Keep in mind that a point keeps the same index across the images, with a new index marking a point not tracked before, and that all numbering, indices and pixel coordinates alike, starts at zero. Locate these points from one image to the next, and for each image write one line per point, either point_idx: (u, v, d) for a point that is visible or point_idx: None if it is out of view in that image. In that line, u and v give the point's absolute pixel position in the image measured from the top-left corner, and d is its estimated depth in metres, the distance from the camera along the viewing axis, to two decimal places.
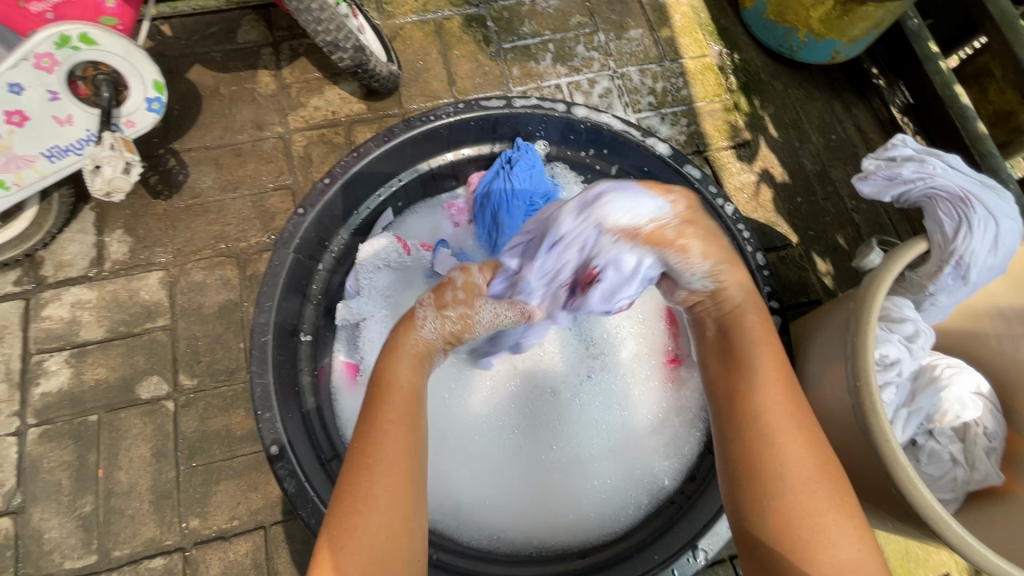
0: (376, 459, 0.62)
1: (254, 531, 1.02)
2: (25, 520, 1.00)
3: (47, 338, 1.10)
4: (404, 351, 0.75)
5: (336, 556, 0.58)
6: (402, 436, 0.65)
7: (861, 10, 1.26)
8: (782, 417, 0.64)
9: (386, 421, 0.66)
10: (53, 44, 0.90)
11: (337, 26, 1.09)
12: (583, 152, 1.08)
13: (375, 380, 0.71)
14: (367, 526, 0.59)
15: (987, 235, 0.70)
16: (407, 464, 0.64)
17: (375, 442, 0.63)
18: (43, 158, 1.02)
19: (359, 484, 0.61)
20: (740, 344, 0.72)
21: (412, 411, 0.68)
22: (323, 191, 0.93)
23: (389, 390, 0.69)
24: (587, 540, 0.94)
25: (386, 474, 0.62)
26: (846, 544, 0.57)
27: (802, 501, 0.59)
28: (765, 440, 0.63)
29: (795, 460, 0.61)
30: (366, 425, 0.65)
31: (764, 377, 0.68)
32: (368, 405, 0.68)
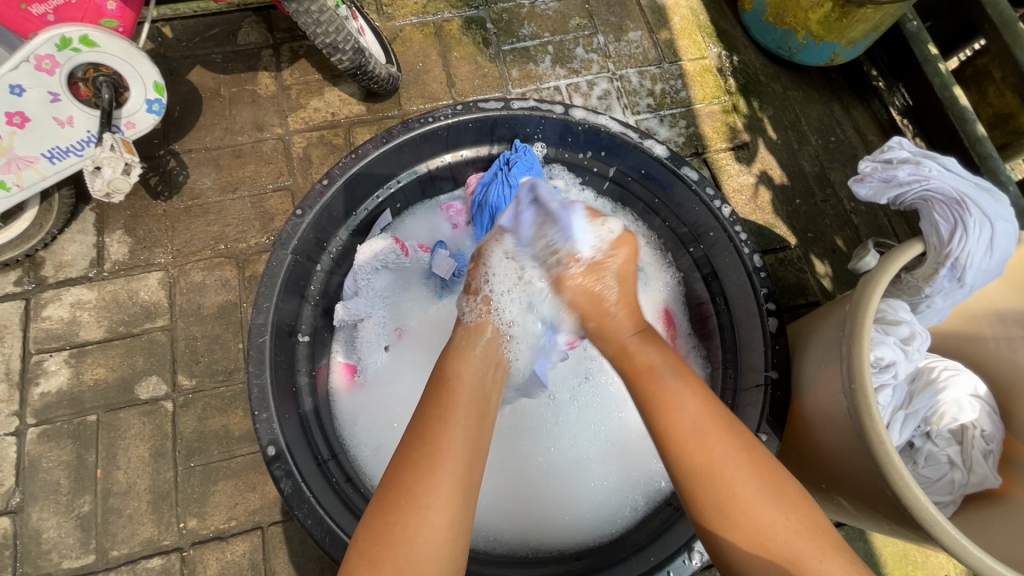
0: (433, 461, 0.65)
1: (252, 531, 1.02)
2: (24, 519, 1.00)
3: (47, 338, 1.10)
4: (469, 355, 0.79)
5: (380, 549, 0.60)
6: (459, 442, 0.67)
7: (859, 12, 1.26)
8: (710, 433, 0.67)
9: (445, 425, 0.68)
10: (54, 46, 0.90)
11: (337, 28, 1.10)
12: (581, 154, 1.08)
13: (441, 382, 0.75)
14: (415, 525, 0.61)
15: (982, 238, 0.70)
16: (459, 467, 0.66)
17: (434, 445, 0.66)
18: (43, 159, 1.03)
19: (408, 482, 0.63)
20: (647, 367, 0.75)
21: (470, 416, 0.71)
22: (321, 192, 0.93)
23: (453, 394, 0.72)
24: (583, 541, 0.94)
25: (438, 477, 0.64)
26: (794, 541, 0.61)
27: (744, 518, 0.62)
28: (699, 454, 0.66)
29: (736, 469, 0.65)
30: (425, 428, 0.68)
31: (681, 397, 0.71)
32: (429, 409, 0.71)
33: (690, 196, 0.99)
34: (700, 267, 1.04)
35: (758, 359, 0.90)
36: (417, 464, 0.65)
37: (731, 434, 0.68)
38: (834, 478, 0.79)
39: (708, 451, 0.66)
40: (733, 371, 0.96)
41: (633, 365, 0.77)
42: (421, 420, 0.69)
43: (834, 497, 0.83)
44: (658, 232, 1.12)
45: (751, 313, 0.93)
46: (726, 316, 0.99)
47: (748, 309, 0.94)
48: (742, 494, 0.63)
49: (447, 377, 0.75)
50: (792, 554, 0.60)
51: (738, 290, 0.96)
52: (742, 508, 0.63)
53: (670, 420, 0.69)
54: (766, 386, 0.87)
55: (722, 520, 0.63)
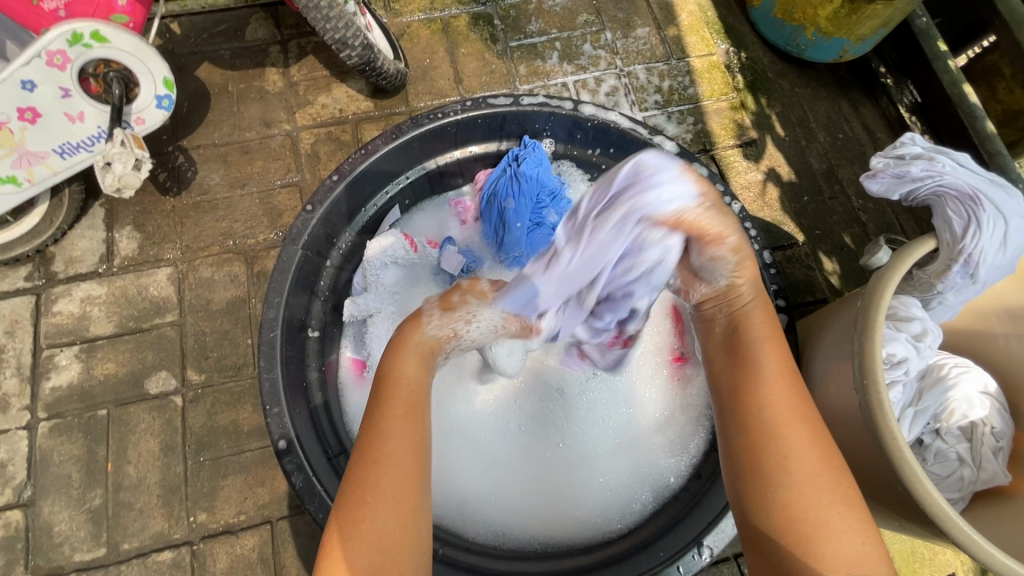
0: (378, 458, 0.64)
1: (261, 526, 1.03)
2: (36, 512, 1.01)
3: (58, 333, 1.11)
4: (410, 346, 0.75)
5: (341, 552, 0.60)
6: (403, 434, 0.66)
7: (869, 9, 1.26)
8: (787, 404, 0.67)
9: (384, 420, 0.67)
10: (66, 42, 0.91)
11: (346, 24, 1.10)
12: (590, 150, 1.08)
13: (381, 376, 0.72)
14: (375, 519, 0.61)
15: (996, 234, 0.70)
16: (408, 462, 0.64)
17: (381, 439, 0.65)
18: (54, 155, 1.03)
19: (358, 481, 0.63)
20: (751, 335, 0.74)
21: (415, 405, 0.70)
22: (331, 187, 0.94)
23: (393, 387, 0.70)
24: (592, 536, 0.94)
25: (386, 472, 0.63)
26: (841, 517, 0.60)
27: (800, 487, 0.62)
28: (769, 428, 0.66)
29: (803, 456, 0.64)
30: (369, 426, 0.66)
31: (772, 363, 0.71)
32: (374, 403, 0.69)
33: None
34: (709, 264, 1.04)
35: None
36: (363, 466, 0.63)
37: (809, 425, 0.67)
38: None
39: (776, 430, 0.66)
40: None
41: (741, 347, 0.75)
42: (370, 414, 0.68)
43: None
44: None
45: None
46: None
47: None
48: (801, 479, 0.63)
49: (387, 369, 0.73)
50: (834, 530, 0.59)
51: None
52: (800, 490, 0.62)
53: (755, 402, 0.68)
54: None
55: (770, 499, 0.63)
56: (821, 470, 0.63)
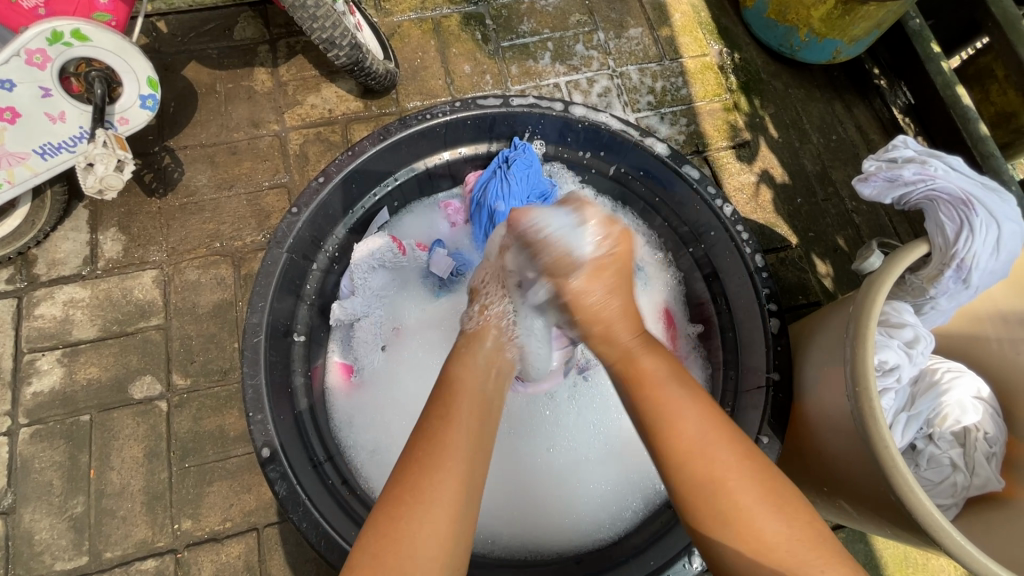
0: (439, 459, 0.61)
1: (247, 533, 1.01)
2: (16, 520, 0.99)
3: (39, 337, 1.09)
4: (472, 358, 0.75)
5: (386, 551, 0.55)
6: (466, 442, 0.63)
7: (862, 9, 1.24)
8: (711, 431, 0.63)
9: (449, 427, 0.64)
10: (46, 40, 0.89)
11: (333, 24, 1.08)
12: (581, 152, 1.07)
13: (446, 385, 0.70)
14: (422, 524, 0.57)
15: (988, 239, 0.69)
16: (465, 466, 0.61)
17: (438, 444, 0.62)
18: (34, 155, 1.01)
19: (414, 484, 0.59)
20: (643, 360, 0.70)
21: (474, 415, 0.67)
22: (317, 190, 0.92)
23: (456, 397, 0.68)
24: (582, 544, 0.93)
25: (445, 474, 0.60)
26: (791, 542, 0.56)
27: (746, 525, 0.57)
28: (696, 462, 0.61)
29: (735, 469, 0.60)
30: (433, 428, 0.64)
31: (682, 398, 0.66)
32: (439, 407, 0.67)
33: (690, 195, 0.98)
34: (701, 267, 1.03)
35: (760, 360, 0.89)
36: (416, 464, 0.60)
37: (733, 446, 0.63)
38: (836, 481, 0.78)
39: (702, 461, 0.61)
40: (733, 372, 0.95)
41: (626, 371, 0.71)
42: (432, 417, 0.65)
43: (837, 501, 0.82)
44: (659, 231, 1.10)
45: (753, 315, 0.91)
46: (727, 317, 0.97)
47: (749, 310, 0.92)
48: (738, 505, 0.58)
49: (449, 377, 0.72)
50: (790, 558, 0.55)
51: (739, 291, 0.94)
52: (739, 514, 0.58)
53: (671, 423, 0.64)
54: (768, 388, 0.86)
55: (719, 526, 0.58)
56: (760, 489, 0.59)
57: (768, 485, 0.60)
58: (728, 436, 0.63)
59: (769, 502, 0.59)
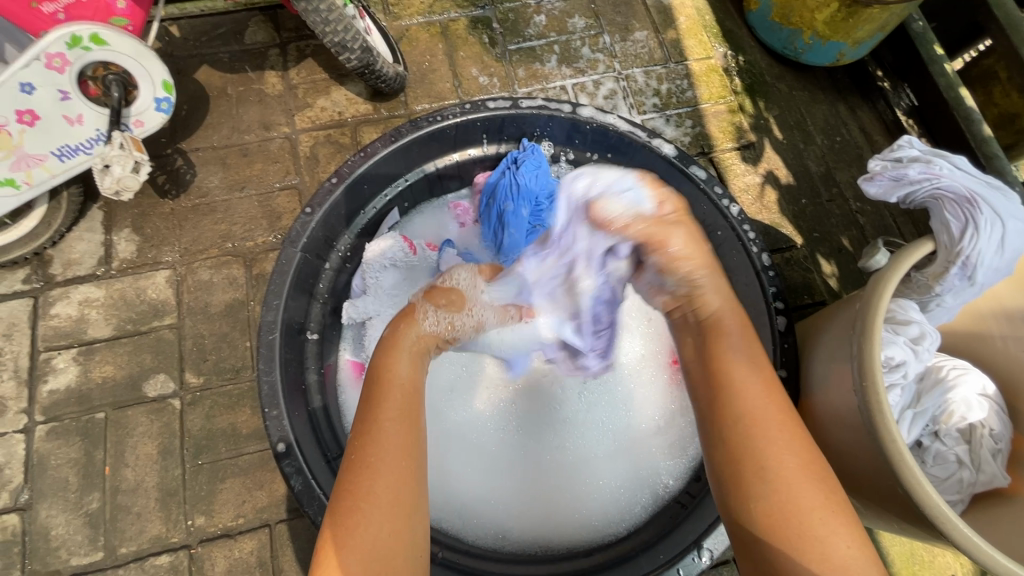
0: (374, 463, 0.61)
1: (259, 529, 1.02)
2: (33, 516, 1.00)
3: (55, 336, 1.11)
4: (405, 350, 0.76)
5: (337, 550, 0.57)
6: (400, 442, 0.64)
7: (866, 12, 1.26)
8: (768, 410, 0.62)
9: (383, 423, 0.65)
10: (65, 44, 0.91)
11: (345, 28, 1.10)
12: (589, 153, 1.09)
13: (375, 382, 0.71)
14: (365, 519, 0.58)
15: (993, 236, 0.70)
16: (400, 467, 0.62)
17: (374, 441, 0.63)
18: (52, 157, 1.03)
19: (357, 484, 0.60)
20: (729, 339, 0.69)
21: (410, 410, 0.68)
22: (331, 190, 0.93)
23: (387, 390, 0.69)
24: (592, 540, 0.94)
25: (382, 477, 0.61)
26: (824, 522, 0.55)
27: (781, 497, 0.56)
28: (748, 425, 0.61)
29: (787, 449, 0.59)
30: (364, 431, 0.64)
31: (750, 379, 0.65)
32: (366, 409, 0.67)
33: (697, 195, 0.99)
34: None
35: (767, 357, 0.90)
36: (351, 471, 0.61)
37: (789, 423, 0.62)
38: (844, 476, 0.79)
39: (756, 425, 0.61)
40: None
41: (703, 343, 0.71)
42: (362, 420, 0.66)
43: (844, 496, 0.83)
44: None
45: (759, 313, 0.93)
46: None
47: (756, 308, 0.94)
48: (787, 474, 0.58)
49: (377, 373, 0.72)
50: (820, 539, 0.54)
51: (746, 290, 0.96)
52: (787, 489, 0.57)
53: (734, 399, 0.63)
54: None
55: (756, 497, 0.58)
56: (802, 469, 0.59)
57: (813, 468, 0.59)
58: (788, 417, 0.63)
59: (813, 479, 0.58)
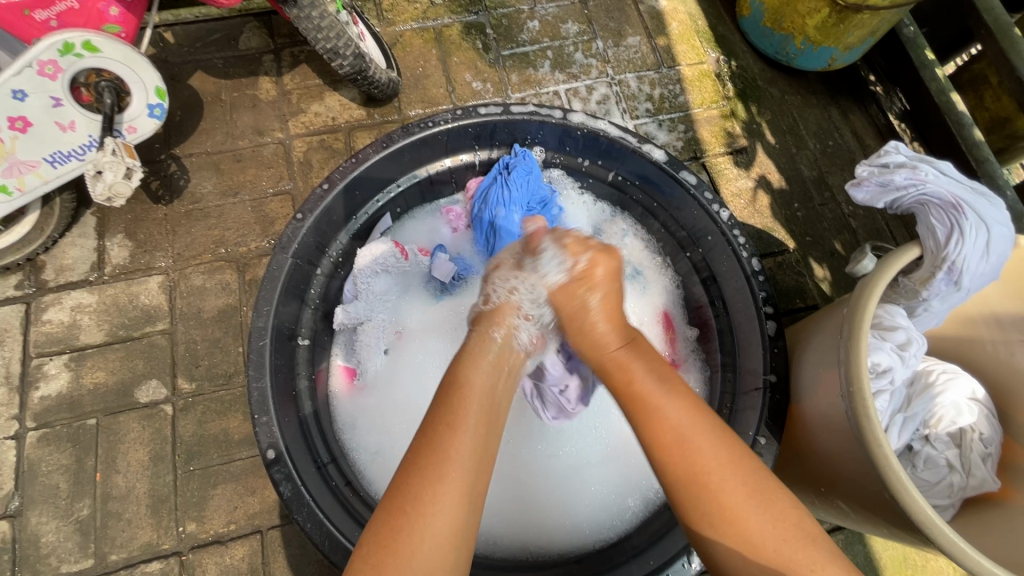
0: (441, 468, 0.60)
1: (251, 536, 1.02)
2: (23, 523, 1.00)
3: (47, 341, 1.10)
4: (479, 359, 0.72)
5: (387, 560, 0.56)
6: (467, 450, 0.62)
7: (856, 18, 1.28)
8: (697, 431, 0.65)
9: (454, 434, 0.63)
10: (57, 51, 0.91)
11: (337, 34, 1.10)
12: (580, 158, 1.09)
13: (451, 388, 0.68)
14: (419, 533, 0.57)
15: (978, 242, 0.69)
16: (462, 475, 0.61)
17: (439, 452, 0.61)
18: (45, 164, 1.03)
19: (414, 492, 0.59)
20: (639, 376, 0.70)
21: (483, 417, 0.66)
22: (322, 196, 0.94)
23: (463, 400, 0.67)
24: (584, 545, 0.94)
25: (447, 483, 0.60)
26: (775, 536, 0.59)
27: (731, 525, 0.60)
28: (687, 463, 0.63)
29: (721, 471, 0.62)
30: (436, 436, 0.63)
31: (664, 405, 0.67)
32: (437, 420, 0.65)
33: (688, 200, 0.99)
34: (699, 271, 1.03)
35: (757, 362, 0.89)
36: (414, 476, 0.60)
37: (719, 442, 0.65)
38: (833, 480, 0.79)
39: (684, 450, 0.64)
40: (733, 374, 0.95)
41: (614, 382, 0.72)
42: (434, 429, 0.64)
43: (833, 501, 0.83)
44: (657, 236, 1.11)
45: (750, 317, 0.92)
46: (724, 321, 0.98)
47: (746, 313, 0.93)
48: (727, 496, 0.61)
49: (455, 381, 0.69)
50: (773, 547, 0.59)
51: (737, 294, 0.95)
52: (732, 513, 0.61)
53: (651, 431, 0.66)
54: (765, 389, 0.87)
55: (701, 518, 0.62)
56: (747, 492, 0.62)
57: (751, 485, 0.62)
58: (711, 430, 0.66)
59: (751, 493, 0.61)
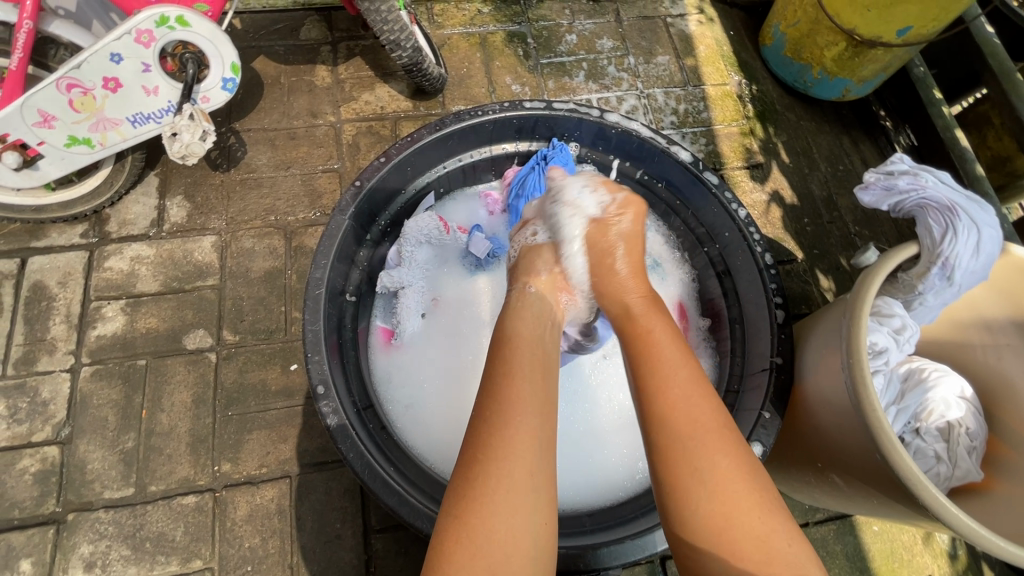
0: (504, 423, 0.64)
1: (280, 479, 1.09)
2: (72, 450, 1.07)
3: (107, 287, 1.19)
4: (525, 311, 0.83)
5: (468, 504, 0.58)
6: (528, 400, 0.66)
7: (871, 52, 1.39)
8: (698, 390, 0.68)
9: (511, 384, 0.68)
10: (154, 23, 1.02)
11: (401, 28, 1.21)
12: (611, 155, 1.18)
13: (504, 343, 0.76)
14: (495, 478, 0.59)
15: (970, 241, 0.77)
16: (531, 430, 0.64)
17: (506, 401, 0.66)
18: (126, 123, 1.13)
19: (487, 440, 0.62)
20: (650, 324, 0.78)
21: (534, 371, 0.72)
22: (379, 167, 1.02)
23: (513, 354, 0.73)
24: (595, 503, 1.01)
25: (514, 435, 0.63)
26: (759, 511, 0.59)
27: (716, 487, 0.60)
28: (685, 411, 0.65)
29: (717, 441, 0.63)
30: (499, 387, 0.68)
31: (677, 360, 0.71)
32: (499, 368, 0.71)
33: (709, 198, 1.08)
34: (714, 265, 1.12)
35: (764, 346, 0.97)
36: (480, 447, 0.62)
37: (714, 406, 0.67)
38: (831, 456, 0.86)
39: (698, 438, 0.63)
40: (740, 360, 1.03)
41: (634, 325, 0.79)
42: (493, 381, 0.69)
43: (829, 476, 0.90)
44: (677, 232, 1.21)
45: (760, 307, 1.00)
46: (736, 311, 1.07)
47: (757, 303, 1.01)
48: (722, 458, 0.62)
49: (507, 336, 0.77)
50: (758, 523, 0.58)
51: (748, 286, 1.04)
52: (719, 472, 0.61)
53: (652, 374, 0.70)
54: (772, 370, 0.94)
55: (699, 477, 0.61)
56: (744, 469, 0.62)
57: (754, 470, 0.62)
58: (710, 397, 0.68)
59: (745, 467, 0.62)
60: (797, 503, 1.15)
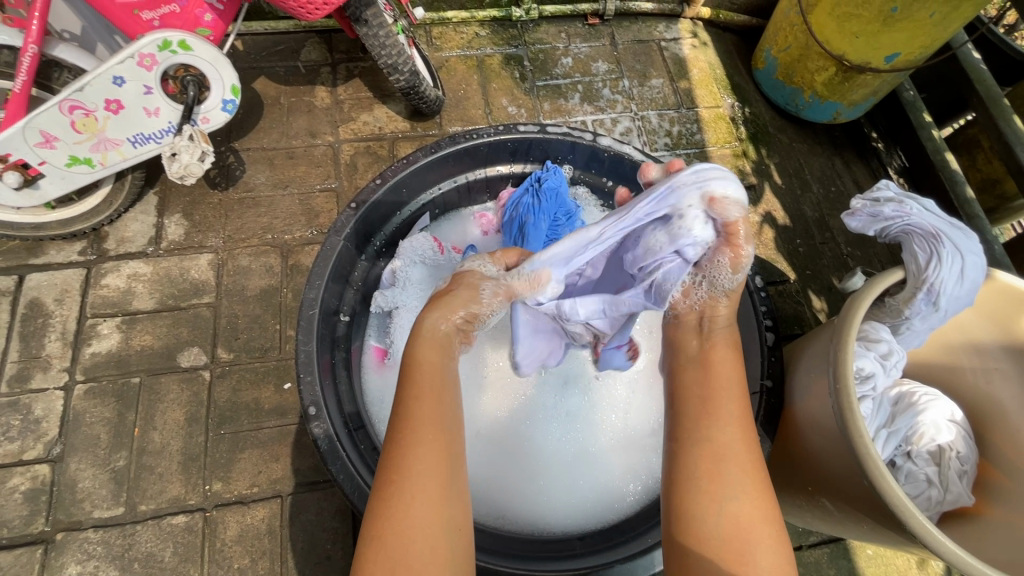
0: (413, 436, 0.65)
1: (272, 499, 1.08)
2: (63, 468, 1.07)
3: (103, 304, 1.20)
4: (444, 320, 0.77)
5: (388, 521, 0.60)
6: (431, 415, 0.67)
7: (860, 78, 1.42)
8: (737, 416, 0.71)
9: (421, 400, 0.68)
10: (157, 47, 1.04)
11: (398, 51, 1.24)
12: (604, 177, 1.20)
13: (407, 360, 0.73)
14: (409, 496, 0.61)
15: (954, 268, 0.78)
16: (439, 440, 0.66)
17: (414, 418, 0.66)
18: (127, 143, 1.15)
19: (399, 459, 0.63)
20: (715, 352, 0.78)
21: (441, 384, 0.70)
22: (374, 190, 1.04)
23: (419, 368, 0.71)
24: (588, 525, 1.01)
25: (425, 447, 0.64)
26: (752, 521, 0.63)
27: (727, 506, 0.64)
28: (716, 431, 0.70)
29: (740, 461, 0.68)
30: (407, 403, 0.68)
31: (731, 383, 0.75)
32: (404, 380, 0.71)
33: None
34: None
35: (755, 369, 0.98)
36: (392, 465, 0.63)
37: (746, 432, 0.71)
38: (821, 479, 0.86)
39: (718, 461, 0.68)
40: None
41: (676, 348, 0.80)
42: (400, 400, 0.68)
43: (820, 500, 0.89)
44: None
45: (750, 329, 1.01)
46: None
47: (747, 325, 1.03)
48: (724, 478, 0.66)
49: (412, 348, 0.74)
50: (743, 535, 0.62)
51: (739, 308, 1.05)
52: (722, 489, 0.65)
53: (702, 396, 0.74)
54: (762, 393, 0.95)
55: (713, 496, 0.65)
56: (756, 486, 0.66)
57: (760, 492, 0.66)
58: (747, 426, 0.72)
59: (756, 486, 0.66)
60: (791, 526, 1.15)
